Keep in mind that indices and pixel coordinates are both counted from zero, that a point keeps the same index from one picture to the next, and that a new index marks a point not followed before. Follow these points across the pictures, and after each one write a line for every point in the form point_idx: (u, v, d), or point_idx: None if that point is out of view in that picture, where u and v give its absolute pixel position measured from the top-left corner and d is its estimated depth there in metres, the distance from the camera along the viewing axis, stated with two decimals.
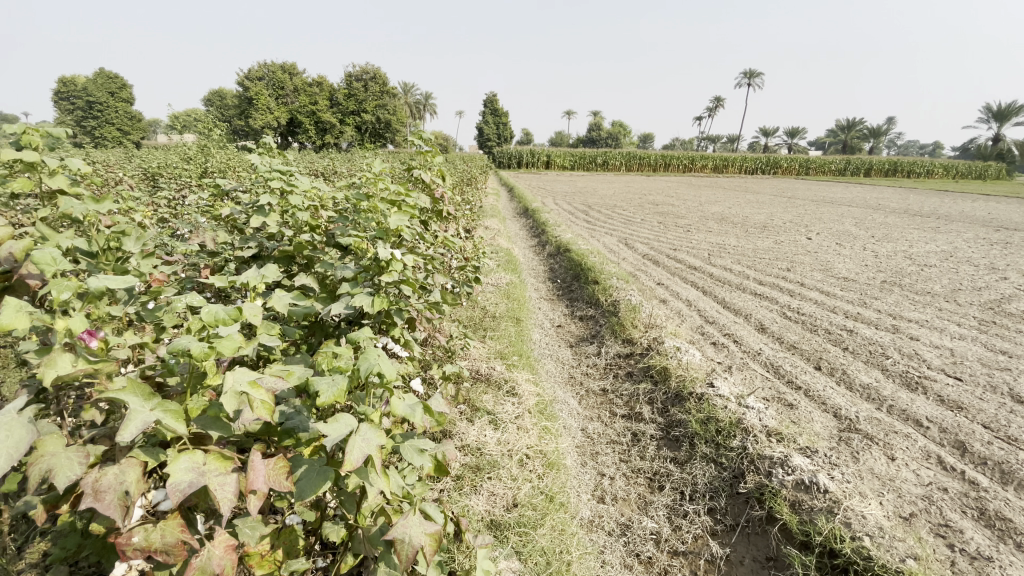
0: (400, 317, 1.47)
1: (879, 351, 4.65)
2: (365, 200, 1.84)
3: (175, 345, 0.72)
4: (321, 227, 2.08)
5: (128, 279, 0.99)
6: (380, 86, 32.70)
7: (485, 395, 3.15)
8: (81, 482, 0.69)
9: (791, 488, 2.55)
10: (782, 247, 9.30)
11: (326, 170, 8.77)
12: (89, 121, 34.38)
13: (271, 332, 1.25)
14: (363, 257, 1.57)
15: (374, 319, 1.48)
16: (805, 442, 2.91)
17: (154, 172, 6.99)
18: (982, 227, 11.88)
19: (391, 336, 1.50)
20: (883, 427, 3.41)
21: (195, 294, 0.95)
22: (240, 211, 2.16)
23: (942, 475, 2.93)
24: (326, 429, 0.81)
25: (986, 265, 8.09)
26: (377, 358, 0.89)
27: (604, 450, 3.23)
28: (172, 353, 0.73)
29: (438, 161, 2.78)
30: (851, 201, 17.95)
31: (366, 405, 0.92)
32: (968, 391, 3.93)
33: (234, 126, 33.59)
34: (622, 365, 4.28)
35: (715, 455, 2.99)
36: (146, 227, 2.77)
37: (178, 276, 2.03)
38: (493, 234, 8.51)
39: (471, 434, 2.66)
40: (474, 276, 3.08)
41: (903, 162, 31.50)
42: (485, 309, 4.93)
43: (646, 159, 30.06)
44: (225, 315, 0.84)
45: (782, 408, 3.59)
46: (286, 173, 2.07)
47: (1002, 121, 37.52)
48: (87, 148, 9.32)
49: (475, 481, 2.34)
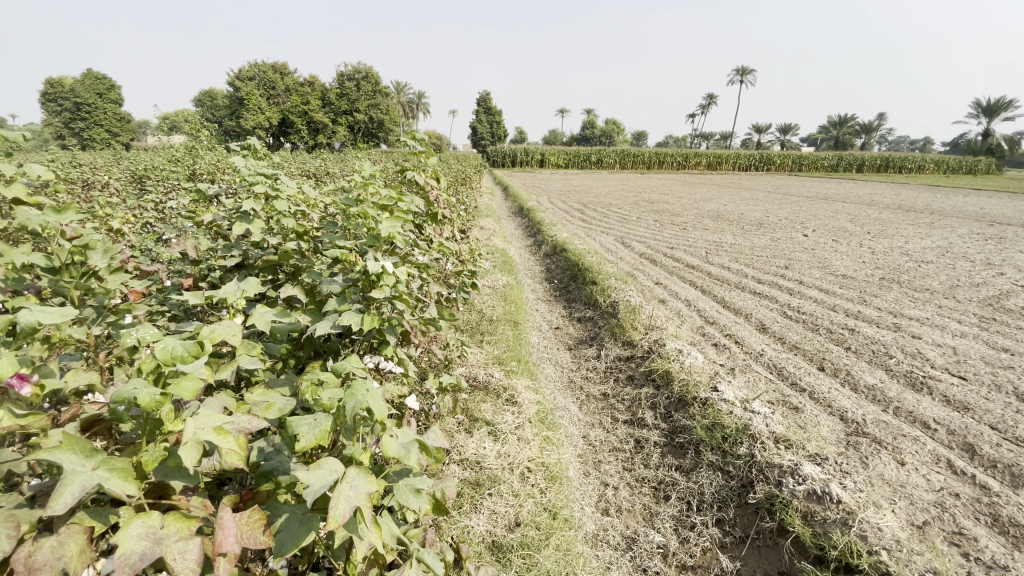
0: (394, 334, 1.35)
1: (882, 350, 4.57)
2: (354, 205, 1.73)
3: (120, 394, 0.62)
4: (310, 234, 1.97)
5: (66, 311, 0.90)
6: (373, 85, 32.38)
7: (484, 404, 3.05)
8: (10, 559, 0.60)
9: (802, 498, 2.45)
10: (779, 245, 9.22)
11: (318, 171, 8.61)
12: (78, 123, 33.92)
13: (251, 353, 1.19)
14: (353, 271, 1.47)
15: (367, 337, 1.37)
16: (814, 448, 2.82)
17: (142, 175, 6.82)
18: (976, 222, 11.87)
19: (384, 353, 1.40)
20: (891, 431, 3.32)
21: (149, 330, 0.89)
22: (224, 217, 2.05)
23: (952, 480, 2.85)
24: (306, 479, 0.71)
25: (983, 261, 8.04)
26: (365, 395, 0.78)
27: (607, 459, 3.13)
28: (115, 403, 0.63)
29: (432, 163, 2.67)
30: (846, 196, 17.95)
31: (355, 445, 0.83)
32: (973, 391, 3.86)
33: (225, 127, 33.21)
34: (622, 369, 4.18)
35: (722, 463, 2.90)
36: (126, 234, 2.64)
37: (158, 289, 1.91)
38: (489, 235, 8.40)
39: (470, 447, 2.55)
40: (470, 281, 2.98)
41: (895, 159, 31.63)
42: (482, 313, 4.83)
43: (640, 156, 30.00)
44: (183, 350, 0.76)
45: (788, 412, 3.51)
46: (271, 177, 1.96)
47: (993, 117, 37.71)
48: (74, 151, 9.13)
49: (475, 498, 2.24)
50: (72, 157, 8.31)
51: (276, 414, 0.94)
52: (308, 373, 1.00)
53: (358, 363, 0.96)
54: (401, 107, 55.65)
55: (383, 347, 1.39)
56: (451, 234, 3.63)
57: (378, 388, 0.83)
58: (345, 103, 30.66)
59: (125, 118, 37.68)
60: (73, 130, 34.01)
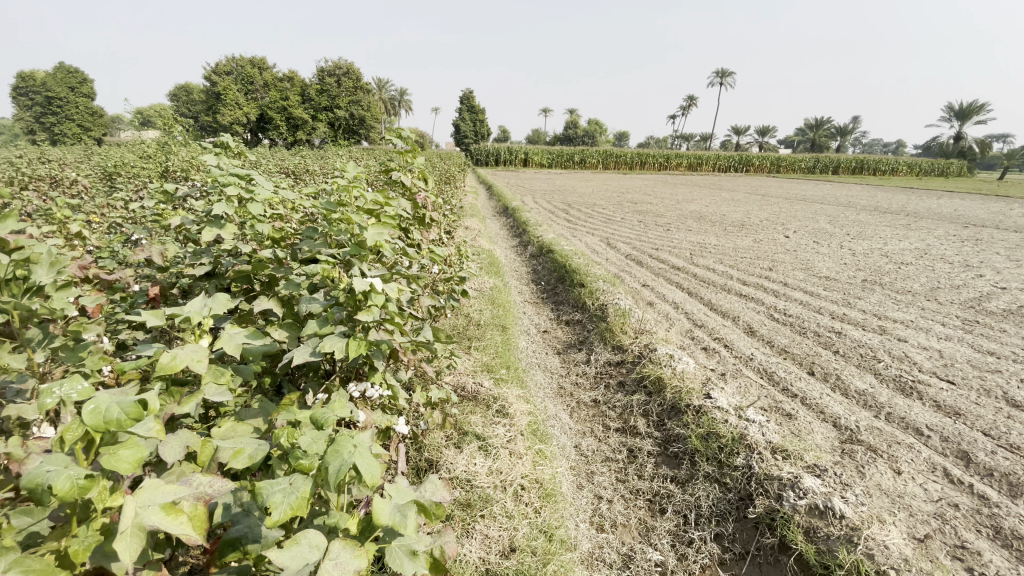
0: (382, 359, 1.21)
1: (870, 354, 4.55)
2: (336, 208, 1.58)
3: (31, 487, 0.57)
4: (286, 241, 1.81)
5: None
6: (354, 82, 31.79)
7: (473, 416, 2.92)
8: None
9: (804, 513, 2.38)
10: (762, 246, 9.25)
11: (298, 169, 8.36)
12: (47, 116, 32.70)
13: (218, 381, 1.09)
14: (335, 288, 1.33)
15: (353, 361, 1.24)
16: (812, 458, 2.75)
17: (111, 172, 6.51)
18: (950, 224, 12.13)
19: (370, 380, 1.26)
20: (885, 438, 3.29)
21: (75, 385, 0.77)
22: (192, 220, 1.89)
23: (950, 489, 2.82)
24: (281, 561, 0.60)
25: (960, 263, 8.19)
26: (351, 453, 0.64)
27: (600, 470, 3.02)
28: (28, 494, 0.58)
29: (419, 162, 2.53)
30: (825, 197, 18.33)
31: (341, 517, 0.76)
32: (963, 395, 3.85)
33: (200, 123, 32.35)
34: (613, 375, 4.09)
35: (719, 474, 2.81)
36: (87, 237, 2.44)
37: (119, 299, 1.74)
38: (473, 235, 8.27)
39: (460, 464, 2.42)
40: (458, 287, 2.85)
41: (869, 162, 32.32)
42: (469, 317, 4.69)
43: (622, 157, 30.12)
44: (122, 415, 0.68)
45: (781, 419, 3.45)
46: (244, 177, 1.80)
47: (964, 121, 38.75)
48: (39, 145, 8.68)
49: (466, 522, 2.11)
50: (37, 152, 7.92)
51: (245, 463, 0.81)
52: (284, 412, 0.88)
53: (342, 403, 0.84)
54: (383, 103, 54.82)
55: (370, 372, 1.26)
56: (438, 236, 3.48)
57: (368, 442, 0.70)
58: (325, 99, 30.13)
59: (96, 112, 36.48)
60: (41, 124, 32.83)
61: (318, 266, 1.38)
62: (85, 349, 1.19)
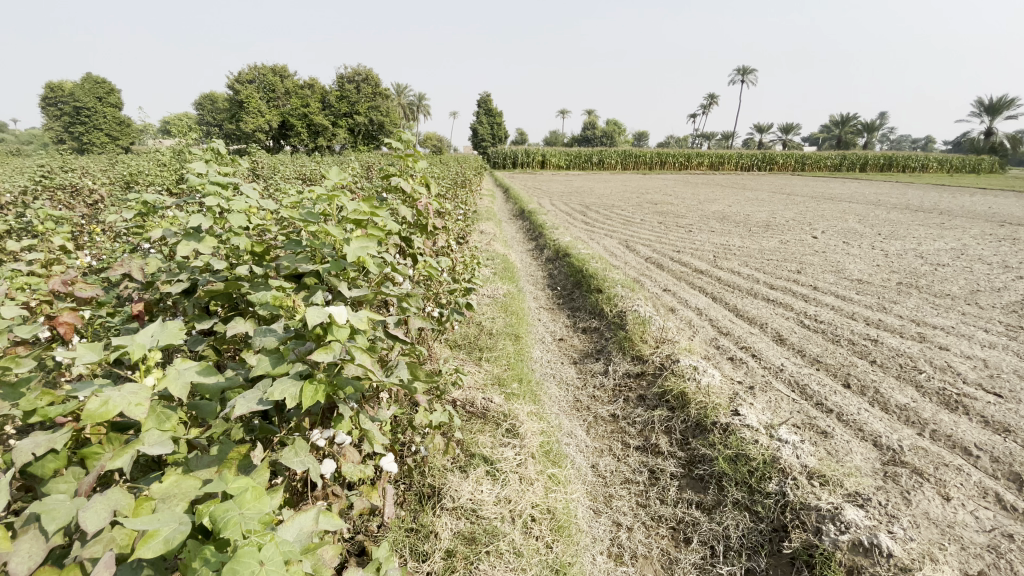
0: (347, 407, 1.14)
1: (909, 364, 4.24)
2: (316, 220, 1.41)
3: None
4: (269, 257, 1.65)
5: None
6: (372, 87, 31.85)
7: (482, 436, 2.75)
8: None
9: (847, 550, 2.14)
10: (789, 247, 8.89)
11: (313, 174, 8.31)
12: (78, 127, 33.59)
13: (163, 427, 0.95)
14: (291, 318, 1.22)
15: (314, 406, 1.20)
16: (852, 485, 2.50)
17: (129, 182, 6.53)
18: (987, 222, 11.51)
19: (336, 428, 1.17)
20: (931, 459, 3.00)
21: None
22: (172, 233, 1.75)
23: (1003, 517, 2.55)
24: None
25: (1000, 263, 7.72)
26: None
27: (619, 493, 2.80)
28: None
29: (421, 167, 2.38)
30: (840, 197, 17.51)
31: None
32: (1013, 410, 3.53)
33: (223, 133, 32.85)
34: (632, 388, 3.87)
35: (749, 502, 2.58)
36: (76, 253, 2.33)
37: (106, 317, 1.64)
38: (488, 240, 8.11)
39: (465, 491, 2.25)
40: (464, 300, 2.69)
41: (898, 157, 31.19)
42: (481, 326, 4.53)
43: (641, 157, 29.64)
44: None
45: (816, 438, 3.19)
46: (222, 187, 1.65)
47: (998, 116, 37.27)
48: (62, 155, 8.78)
49: (469, 559, 1.94)
50: (62, 161, 8.00)
51: (158, 549, 0.71)
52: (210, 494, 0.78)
53: (258, 495, 0.79)
54: (403, 111, 55.52)
55: (336, 418, 1.19)
56: (445, 243, 3.33)
57: (272, 562, 0.65)
58: (345, 106, 30.50)
59: (127, 123, 37.48)
60: (73, 134, 33.85)
61: (273, 292, 1.24)
62: (26, 384, 1.10)
